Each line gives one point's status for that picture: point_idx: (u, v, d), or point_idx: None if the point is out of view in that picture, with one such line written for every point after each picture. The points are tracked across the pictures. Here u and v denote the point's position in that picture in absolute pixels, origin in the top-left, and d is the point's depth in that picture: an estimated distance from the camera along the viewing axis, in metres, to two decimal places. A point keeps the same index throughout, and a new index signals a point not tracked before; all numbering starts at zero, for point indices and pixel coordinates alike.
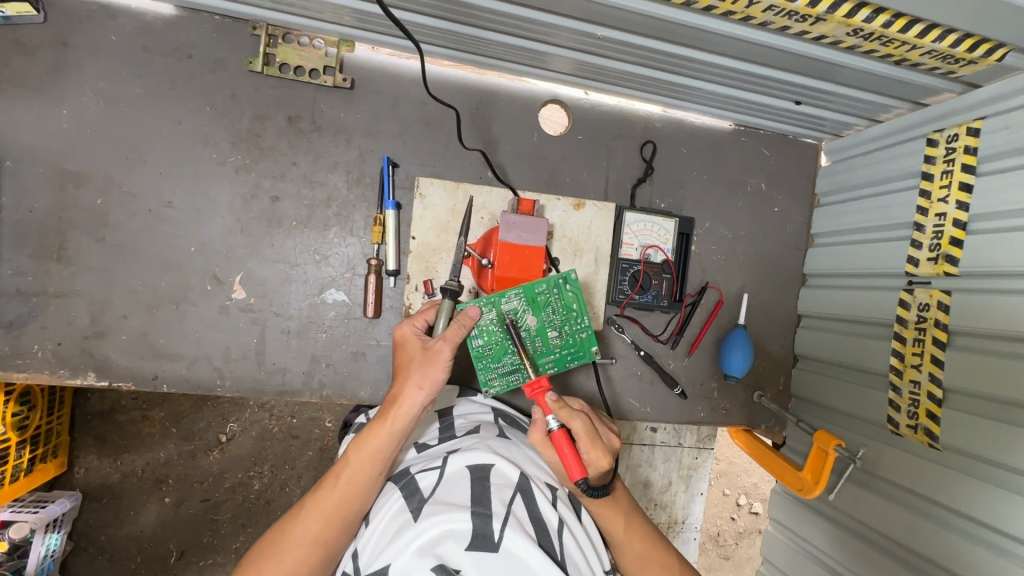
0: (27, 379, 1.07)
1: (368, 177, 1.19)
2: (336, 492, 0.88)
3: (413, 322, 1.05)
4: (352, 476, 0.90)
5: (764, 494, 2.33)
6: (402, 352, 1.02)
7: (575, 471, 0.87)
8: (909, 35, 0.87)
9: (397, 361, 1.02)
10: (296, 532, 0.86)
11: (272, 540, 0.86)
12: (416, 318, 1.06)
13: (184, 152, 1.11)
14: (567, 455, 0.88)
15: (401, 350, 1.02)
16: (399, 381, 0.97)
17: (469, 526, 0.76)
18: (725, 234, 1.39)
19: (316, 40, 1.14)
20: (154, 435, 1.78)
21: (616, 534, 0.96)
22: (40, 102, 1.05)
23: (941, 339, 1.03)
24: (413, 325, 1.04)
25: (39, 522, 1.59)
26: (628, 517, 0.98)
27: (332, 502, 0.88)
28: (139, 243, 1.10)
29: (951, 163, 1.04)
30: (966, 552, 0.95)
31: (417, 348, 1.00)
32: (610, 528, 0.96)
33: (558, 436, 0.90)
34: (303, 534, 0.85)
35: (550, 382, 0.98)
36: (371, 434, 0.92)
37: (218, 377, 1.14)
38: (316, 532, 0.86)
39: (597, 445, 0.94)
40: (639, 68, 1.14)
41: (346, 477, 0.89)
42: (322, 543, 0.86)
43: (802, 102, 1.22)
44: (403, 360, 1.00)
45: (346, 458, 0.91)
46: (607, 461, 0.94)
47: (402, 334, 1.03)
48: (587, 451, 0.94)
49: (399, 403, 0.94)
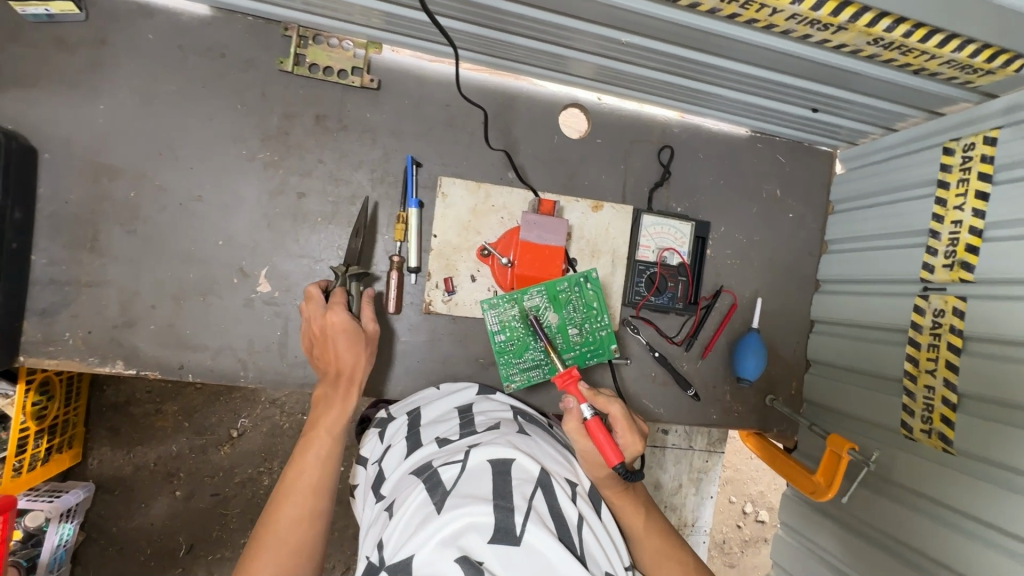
0: (57, 366, 1.09)
1: (391, 176, 1.21)
2: (315, 469, 0.97)
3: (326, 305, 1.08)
4: (325, 452, 1.00)
5: (770, 502, 2.33)
6: (340, 337, 1.06)
7: (614, 458, 0.91)
8: (929, 45, 0.89)
9: (333, 347, 1.06)
10: (285, 512, 0.92)
11: (263, 529, 0.90)
12: (337, 301, 1.08)
13: (214, 148, 1.14)
14: (604, 443, 0.93)
15: (335, 335, 1.06)
16: (348, 363, 1.06)
17: (491, 519, 0.78)
18: (740, 239, 1.41)
19: (345, 42, 1.17)
20: (167, 428, 1.80)
21: (635, 529, 0.99)
22: (78, 97, 1.08)
23: (956, 345, 1.04)
24: (341, 308, 1.07)
25: (54, 511, 1.61)
26: (647, 514, 1.01)
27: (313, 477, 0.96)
28: (169, 236, 1.13)
29: (967, 171, 1.06)
30: (981, 558, 0.95)
31: (356, 332, 1.07)
32: (629, 521, 0.99)
33: (595, 426, 0.95)
34: (299, 513, 0.92)
35: (579, 372, 1.04)
36: (336, 411, 1.02)
37: (240, 369, 1.16)
38: (306, 508, 0.93)
39: (632, 429, 1.00)
40: (659, 74, 1.16)
41: (322, 452, 0.99)
42: (312, 518, 0.92)
43: (819, 110, 1.24)
44: (347, 345, 1.06)
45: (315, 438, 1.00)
46: (642, 443, 1.00)
47: (332, 321, 1.06)
48: (622, 435, 1.00)
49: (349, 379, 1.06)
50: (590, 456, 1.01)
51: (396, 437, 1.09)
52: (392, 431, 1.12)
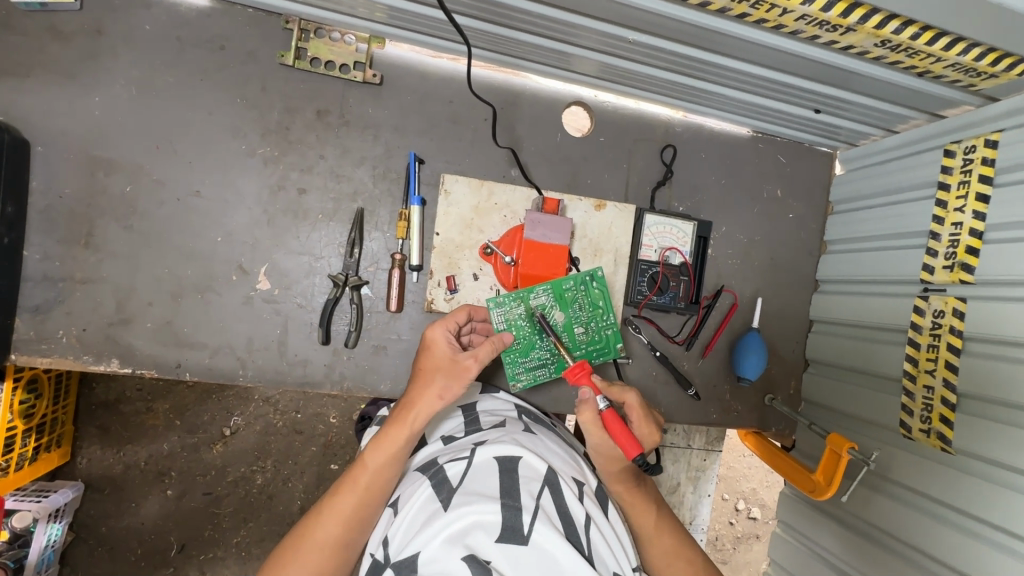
0: (51, 364, 1.07)
1: (394, 173, 1.20)
2: (354, 498, 0.89)
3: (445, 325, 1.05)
4: (370, 482, 0.90)
5: (762, 499, 2.36)
6: (424, 354, 1.02)
7: (633, 449, 0.87)
8: (935, 47, 0.89)
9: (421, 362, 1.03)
10: (313, 538, 0.87)
11: (292, 541, 0.88)
12: (448, 321, 1.06)
13: (213, 142, 1.12)
14: (621, 435, 0.89)
15: (427, 353, 1.02)
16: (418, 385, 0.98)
17: (498, 518, 0.77)
18: (741, 239, 1.41)
19: (347, 36, 1.15)
20: (159, 427, 1.78)
21: (644, 526, 0.99)
22: (72, 89, 1.05)
23: (956, 345, 1.05)
24: (439, 327, 1.04)
25: (43, 511, 1.57)
26: (657, 510, 1.01)
27: (347, 505, 0.89)
28: (166, 232, 1.11)
29: (968, 174, 1.06)
30: (981, 555, 0.96)
31: (442, 358, 1.00)
32: (639, 518, 1.00)
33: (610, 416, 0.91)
34: (322, 539, 0.87)
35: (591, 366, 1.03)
36: (392, 439, 0.92)
37: (239, 367, 1.14)
38: (337, 536, 0.87)
39: (647, 419, 1.02)
40: (664, 72, 1.16)
41: (362, 481, 0.90)
42: (341, 545, 0.87)
43: (822, 111, 1.25)
44: (423, 364, 1.01)
45: (362, 464, 0.92)
46: (658, 434, 1.02)
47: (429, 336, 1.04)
48: (639, 425, 1.02)
49: (413, 408, 0.94)
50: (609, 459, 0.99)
51: None
52: None
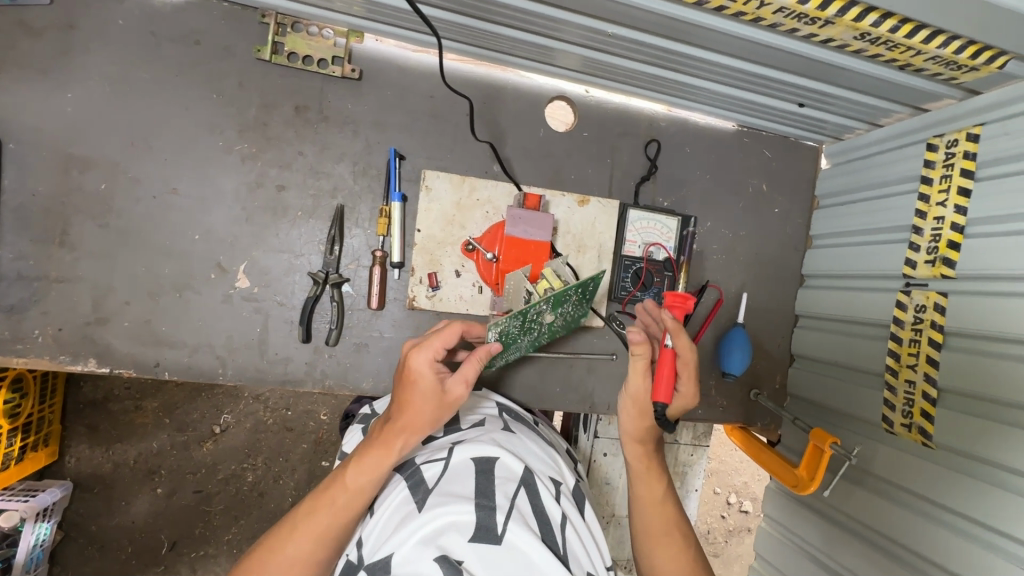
0: (28, 365, 1.06)
1: (374, 169, 1.19)
2: (333, 519, 0.85)
3: (428, 349, 0.90)
4: (346, 501, 0.86)
5: (754, 492, 2.36)
6: (410, 381, 0.90)
7: (665, 395, 0.92)
8: (915, 40, 0.89)
9: (404, 385, 0.92)
10: (284, 554, 0.83)
11: (261, 553, 0.85)
12: (434, 345, 0.91)
13: (190, 139, 1.10)
14: (664, 376, 0.93)
15: (410, 381, 0.90)
16: (404, 413, 0.89)
17: (472, 518, 0.77)
18: (726, 234, 1.41)
19: (325, 31, 1.14)
20: (147, 425, 1.77)
21: (651, 490, 1.03)
22: (45, 85, 1.04)
23: (937, 340, 1.05)
24: (425, 352, 0.90)
25: (30, 511, 1.56)
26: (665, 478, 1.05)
27: (322, 523, 0.85)
28: (143, 230, 1.09)
29: (950, 167, 1.06)
30: (960, 549, 0.97)
31: (428, 389, 0.90)
32: (646, 477, 1.04)
33: (668, 355, 0.94)
34: (295, 555, 0.83)
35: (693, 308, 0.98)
36: (372, 463, 0.86)
37: (220, 366, 1.14)
38: (311, 553, 0.84)
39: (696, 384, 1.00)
40: (646, 66, 1.15)
41: (339, 500, 0.85)
42: (312, 562, 0.84)
43: (805, 105, 1.24)
44: (409, 393, 0.90)
45: (343, 484, 0.86)
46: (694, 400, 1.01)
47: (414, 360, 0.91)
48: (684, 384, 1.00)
49: (403, 438, 0.88)
50: (639, 399, 1.02)
51: None
52: None
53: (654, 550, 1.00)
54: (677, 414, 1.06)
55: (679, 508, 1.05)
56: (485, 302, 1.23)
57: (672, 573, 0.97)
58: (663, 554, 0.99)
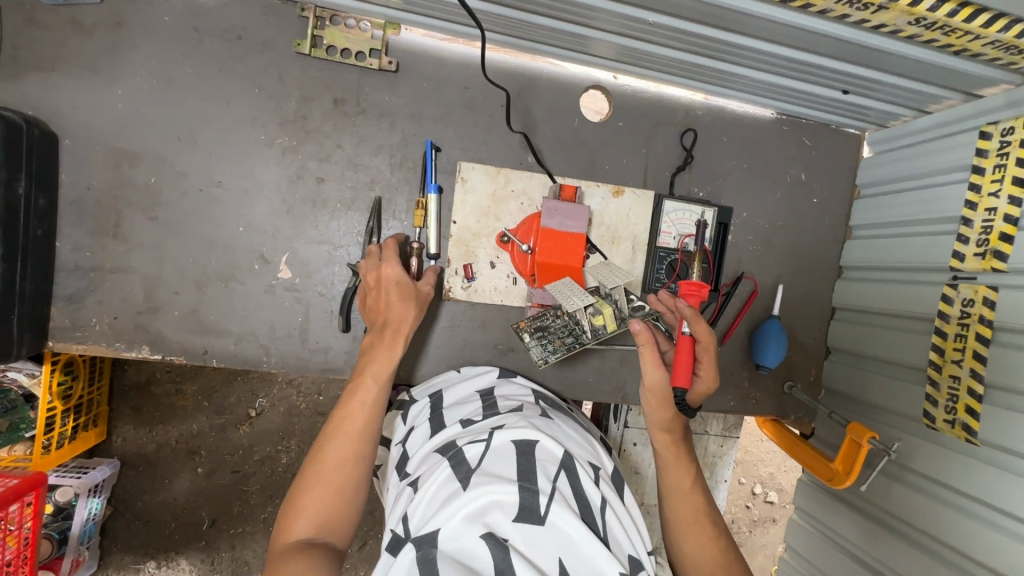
0: (84, 351, 1.11)
1: (410, 162, 1.20)
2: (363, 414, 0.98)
3: (390, 261, 1.09)
4: (370, 401, 1.00)
5: (780, 483, 2.35)
6: (388, 284, 1.07)
7: (683, 378, 0.97)
8: (974, 24, 0.85)
9: (384, 298, 1.07)
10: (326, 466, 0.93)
11: (308, 470, 0.94)
12: (392, 256, 1.09)
13: (233, 133, 1.13)
14: (683, 362, 0.97)
15: (385, 290, 1.07)
16: (396, 311, 1.06)
17: (516, 499, 0.78)
18: (762, 224, 1.38)
19: (362, 23, 1.14)
20: (189, 407, 1.84)
21: (679, 483, 1.05)
22: (96, 81, 1.07)
23: (985, 335, 1.02)
24: (392, 263, 1.08)
25: (83, 486, 1.65)
26: (692, 469, 1.06)
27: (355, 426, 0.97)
28: (190, 221, 1.13)
29: (1005, 156, 1.02)
30: (1000, 546, 0.95)
31: (407, 283, 1.08)
32: (673, 470, 1.05)
33: (686, 342, 0.98)
34: (340, 454, 0.94)
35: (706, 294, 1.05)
36: (382, 361, 1.02)
37: (263, 354, 1.18)
38: (353, 450, 0.95)
39: (715, 368, 1.02)
40: (685, 54, 1.13)
41: (367, 400, 0.99)
42: (356, 459, 0.95)
43: (850, 92, 1.20)
44: (395, 292, 1.07)
45: (362, 381, 1.01)
46: (715, 385, 1.02)
47: (383, 275, 1.08)
48: (703, 369, 1.02)
49: (398, 328, 1.05)
50: (656, 390, 1.04)
51: (419, 418, 1.09)
52: (416, 413, 1.11)
53: (685, 538, 1.01)
54: (698, 398, 1.05)
55: (708, 496, 1.06)
56: (519, 293, 1.25)
57: (704, 562, 0.98)
58: (693, 542, 1.00)
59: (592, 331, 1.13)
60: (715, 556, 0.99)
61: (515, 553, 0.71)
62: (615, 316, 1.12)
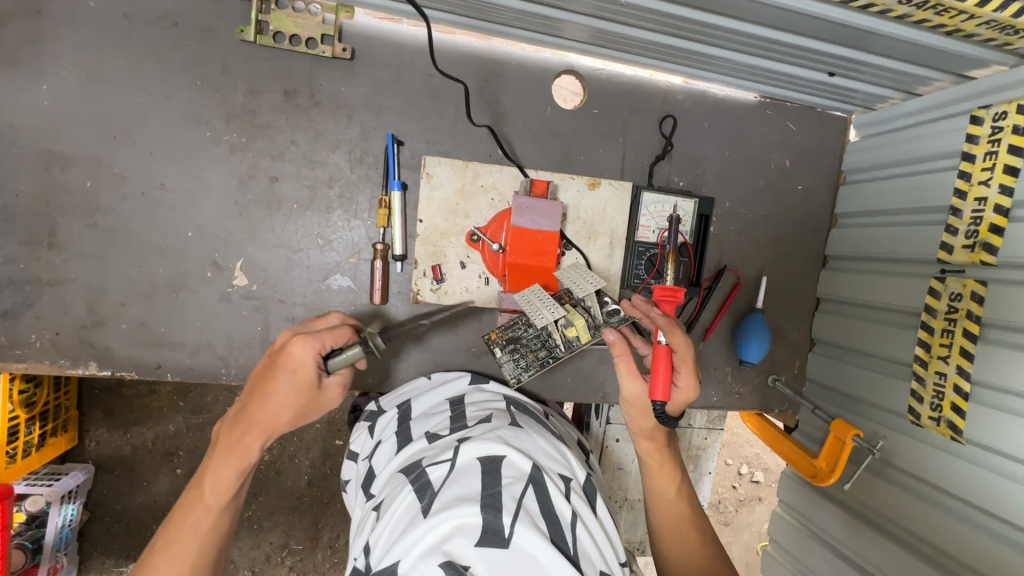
0: (27, 369, 1.04)
1: (371, 157, 1.12)
2: (229, 486, 0.84)
3: (313, 338, 0.89)
4: (239, 471, 0.85)
5: (766, 464, 2.36)
6: (284, 366, 0.88)
7: (658, 390, 0.92)
8: (969, 3, 0.79)
9: (286, 372, 0.88)
10: (159, 562, 0.78)
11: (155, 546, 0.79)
12: (320, 334, 0.90)
13: (174, 131, 1.04)
14: (660, 375, 0.93)
15: (291, 366, 0.88)
16: (269, 403, 0.87)
17: (479, 520, 0.72)
18: (745, 214, 1.33)
19: (311, 6, 1.05)
20: (163, 408, 1.76)
21: (664, 491, 1.01)
22: (16, 77, 0.97)
23: (973, 331, 0.98)
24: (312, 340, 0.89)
25: (54, 494, 1.58)
26: (679, 477, 1.02)
27: (206, 517, 0.82)
28: (133, 228, 1.05)
29: (996, 143, 0.97)
30: (983, 546, 0.93)
31: (317, 366, 0.89)
32: (658, 478, 1.02)
33: (663, 353, 0.93)
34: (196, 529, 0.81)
35: (680, 297, 1.00)
36: (261, 433, 0.86)
37: (222, 366, 1.11)
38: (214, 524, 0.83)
39: (694, 375, 0.95)
40: (662, 36, 1.05)
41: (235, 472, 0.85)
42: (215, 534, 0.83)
43: (836, 74, 1.14)
44: (280, 380, 0.87)
45: (230, 452, 0.85)
46: (696, 392, 0.96)
47: (297, 348, 0.89)
48: (683, 378, 0.95)
49: (292, 407, 0.89)
50: (635, 400, 1.01)
51: (386, 431, 1.05)
52: (383, 426, 1.07)
53: (670, 547, 0.98)
54: (680, 408, 0.99)
55: (694, 502, 1.03)
56: (492, 294, 1.19)
57: (687, 571, 0.96)
58: (677, 551, 0.98)
59: (566, 344, 1.08)
60: (699, 567, 0.95)
61: None
62: (588, 327, 1.06)
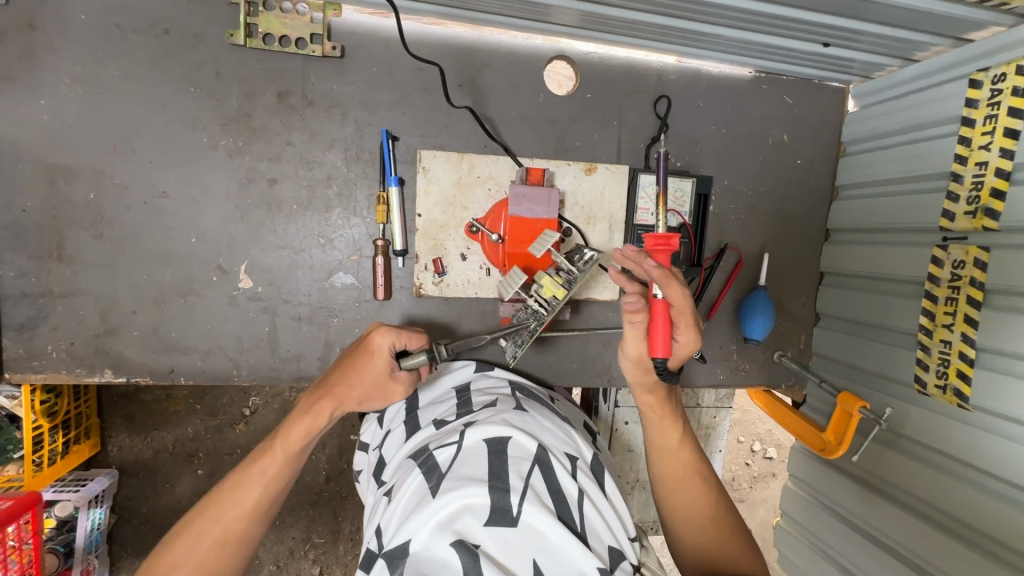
0: (46, 379, 1.07)
1: (367, 154, 1.13)
2: (287, 449, 0.89)
3: (391, 334, 0.98)
4: (302, 435, 0.90)
5: (778, 439, 2.36)
6: (366, 351, 0.96)
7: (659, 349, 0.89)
8: None
9: (359, 360, 0.96)
10: (224, 498, 0.84)
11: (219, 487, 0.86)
12: (396, 332, 0.98)
13: (173, 138, 1.05)
14: (659, 331, 0.89)
15: (363, 353, 0.96)
16: (343, 382, 0.94)
17: (488, 500, 0.73)
18: (745, 191, 1.32)
19: (300, 6, 1.05)
20: (181, 411, 1.80)
21: (669, 442, 1.02)
22: (16, 93, 0.99)
23: (977, 298, 0.98)
24: (388, 335, 0.97)
25: (82, 500, 1.62)
26: (683, 432, 1.03)
27: (269, 469, 0.87)
28: (138, 236, 1.07)
29: (996, 106, 0.96)
30: (988, 507, 0.95)
31: (384, 360, 0.96)
32: (663, 436, 1.03)
33: (661, 308, 0.89)
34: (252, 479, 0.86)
35: (674, 242, 0.88)
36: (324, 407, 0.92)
37: (233, 368, 1.13)
38: (270, 482, 0.86)
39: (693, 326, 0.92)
40: (652, 16, 1.04)
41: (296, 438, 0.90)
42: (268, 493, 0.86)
43: (831, 44, 1.12)
44: (360, 362, 0.95)
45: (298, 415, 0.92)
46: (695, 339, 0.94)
47: (374, 340, 0.97)
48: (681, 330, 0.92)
49: (354, 392, 0.94)
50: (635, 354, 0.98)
51: (394, 421, 1.07)
52: (390, 417, 1.09)
53: (671, 493, 1.01)
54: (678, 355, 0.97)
55: (700, 452, 1.04)
56: (494, 284, 1.20)
57: (691, 514, 0.99)
58: (679, 497, 1.00)
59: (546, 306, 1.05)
60: (705, 511, 0.98)
61: (486, 560, 0.66)
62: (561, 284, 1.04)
